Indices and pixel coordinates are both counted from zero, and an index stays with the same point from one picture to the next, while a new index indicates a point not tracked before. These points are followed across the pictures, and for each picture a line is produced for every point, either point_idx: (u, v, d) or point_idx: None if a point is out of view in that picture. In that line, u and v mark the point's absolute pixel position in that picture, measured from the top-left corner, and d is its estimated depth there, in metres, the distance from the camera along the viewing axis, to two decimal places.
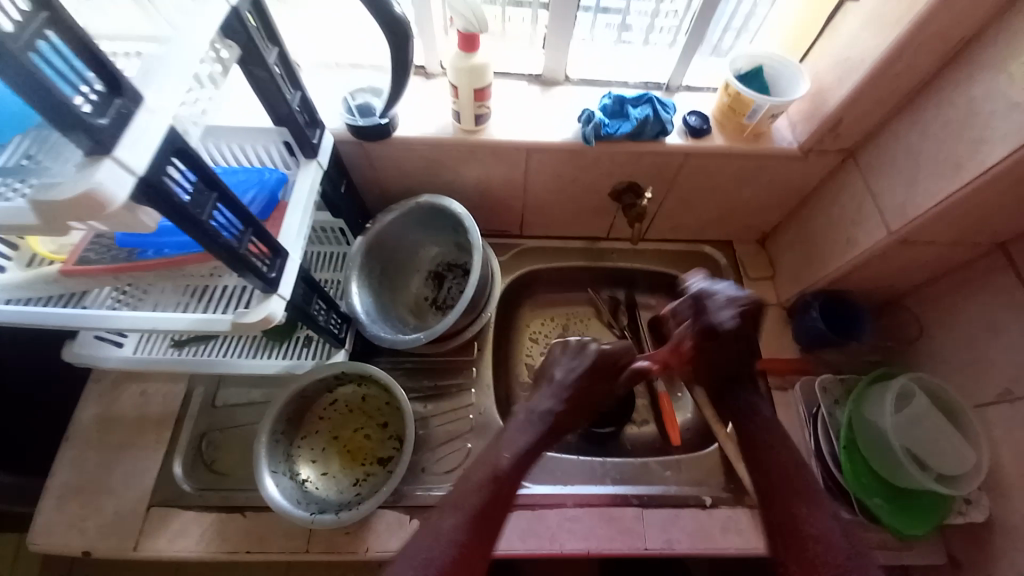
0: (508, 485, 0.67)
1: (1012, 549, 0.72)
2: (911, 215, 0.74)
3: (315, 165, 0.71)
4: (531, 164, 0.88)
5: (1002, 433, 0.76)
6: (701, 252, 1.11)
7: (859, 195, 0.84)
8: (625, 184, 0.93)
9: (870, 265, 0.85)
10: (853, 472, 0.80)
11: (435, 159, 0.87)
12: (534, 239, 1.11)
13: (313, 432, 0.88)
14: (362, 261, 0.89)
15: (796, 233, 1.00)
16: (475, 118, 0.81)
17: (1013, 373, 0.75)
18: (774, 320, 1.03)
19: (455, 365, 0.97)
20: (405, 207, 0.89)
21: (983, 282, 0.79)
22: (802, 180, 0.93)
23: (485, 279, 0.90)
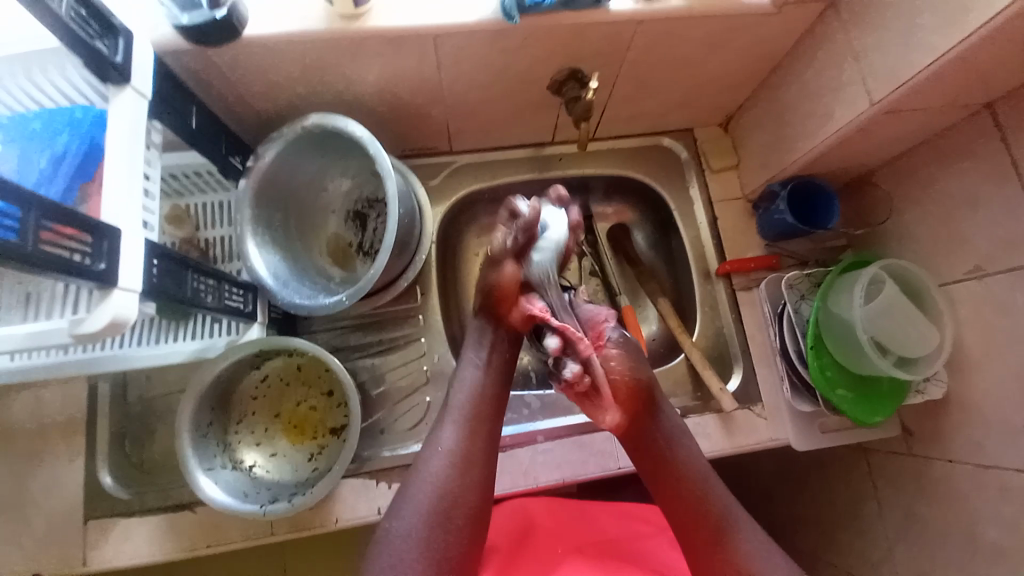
0: (478, 405, 0.65)
1: (966, 415, 0.76)
2: (899, 78, 0.62)
3: (130, 91, 0.53)
4: (444, 58, 0.69)
5: (966, 308, 0.75)
6: (659, 145, 0.99)
7: (838, 56, 0.70)
8: (567, 72, 0.76)
9: (846, 143, 0.75)
10: (820, 368, 0.77)
11: (316, 63, 0.66)
12: (469, 153, 0.94)
13: (250, 413, 0.78)
14: (253, 211, 0.71)
15: (762, 111, 0.87)
16: None
17: (984, 247, 0.71)
18: (740, 213, 0.94)
19: (399, 315, 0.86)
20: (289, 136, 0.69)
21: (965, 148, 0.72)
22: (772, 44, 0.77)
23: (411, 213, 0.75)
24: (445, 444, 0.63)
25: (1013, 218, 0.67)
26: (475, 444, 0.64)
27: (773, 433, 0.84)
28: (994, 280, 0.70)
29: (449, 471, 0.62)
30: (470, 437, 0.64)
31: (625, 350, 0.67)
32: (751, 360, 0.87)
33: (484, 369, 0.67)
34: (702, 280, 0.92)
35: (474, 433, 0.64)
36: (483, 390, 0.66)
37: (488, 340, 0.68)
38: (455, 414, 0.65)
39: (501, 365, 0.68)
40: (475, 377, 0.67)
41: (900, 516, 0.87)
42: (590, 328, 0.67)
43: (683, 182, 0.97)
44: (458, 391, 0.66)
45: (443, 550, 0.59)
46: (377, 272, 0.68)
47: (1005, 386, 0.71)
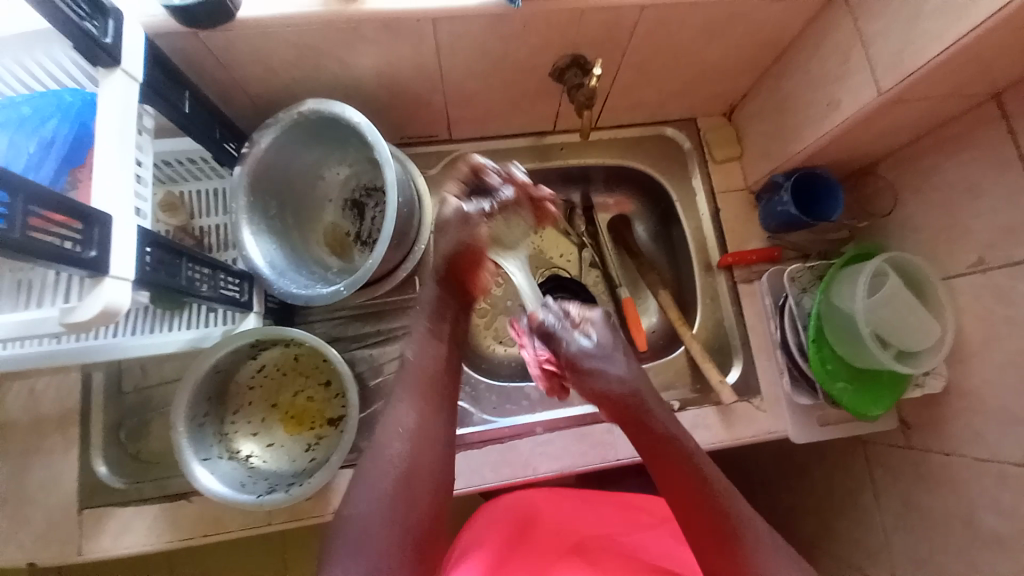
0: (425, 388, 0.67)
1: (965, 409, 0.76)
2: (908, 67, 0.61)
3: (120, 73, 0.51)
4: (442, 43, 0.67)
5: (968, 302, 0.74)
6: (662, 135, 0.97)
7: (845, 45, 0.69)
8: (568, 58, 0.74)
9: (851, 133, 0.74)
10: (820, 361, 0.77)
11: (310, 45, 0.64)
12: (469, 142, 0.93)
13: (247, 403, 0.77)
14: (249, 199, 0.70)
15: (766, 100, 0.86)
16: None
17: (988, 240, 0.71)
18: (742, 205, 0.93)
19: (398, 305, 0.85)
20: (284, 122, 0.68)
21: (972, 139, 0.71)
22: (778, 31, 0.76)
23: (409, 203, 0.73)
24: (401, 418, 0.65)
25: (1020, 211, 0.66)
26: (425, 418, 0.65)
27: (771, 425, 0.84)
28: (998, 274, 0.70)
29: (408, 442, 0.63)
30: (423, 410, 0.66)
31: (602, 341, 0.68)
32: (751, 351, 0.87)
33: (432, 348, 0.69)
34: (702, 272, 0.92)
35: (428, 406, 0.66)
36: (428, 368, 0.69)
37: (428, 322, 0.70)
38: (407, 386, 0.67)
39: (445, 345, 0.70)
40: (420, 355, 0.69)
41: (897, 507, 0.88)
42: (563, 319, 0.70)
43: (685, 174, 0.96)
44: (406, 370, 0.68)
45: (409, 520, 0.60)
46: (375, 264, 0.66)
47: (1007, 380, 0.70)
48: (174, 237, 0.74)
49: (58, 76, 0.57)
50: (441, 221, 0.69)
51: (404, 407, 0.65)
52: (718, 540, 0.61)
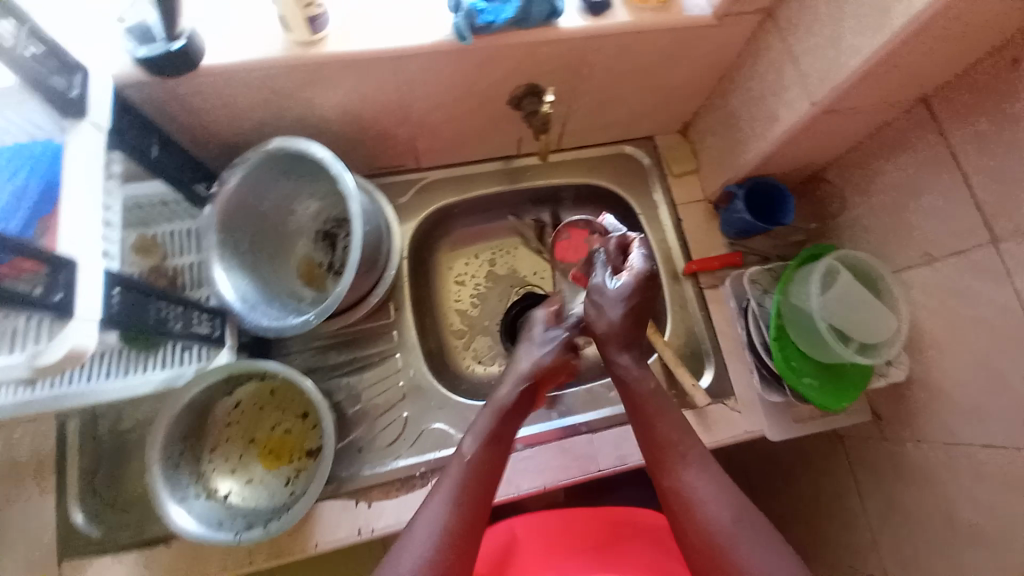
0: (473, 486, 0.64)
1: (930, 397, 0.78)
2: (835, 80, 0.66)
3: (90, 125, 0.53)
4: (403, 80, 0.71)
5: (920, 294, 0.78)
6: (622, 153, 1.02)
7: (779, 63, 0.74)
8: (525, 88, 0.79)
9: (794, 143, 0.78)
10: (784, 359, 0.79)
11: (275, 88, 0.68)
12: (437, 169, 0.96)
13: (225, 440, 0.77)
14: (220, 236, 0.72)
15: (716, 116, 0.91)
16: (308, 25, 0.61)
17: (931, 235, 0.75)
18: (704, 215, 0.97)
19: (373, 331, 0.86)
20: (251, 162, 0.70)
21: (906, 142, 0.76)
22: (719, 53, 0.81)
23: (378, 232, 0.76)
24: (434, 513, 0.61)
25: (955, 205, 0.71)
26: (463, 518, 0.62)
27: (748, 427, 0.85)
28: (944, 265, 0.74)
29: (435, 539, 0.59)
30: (459, 507, 0.62)
31: (622, 291, 0.70)
32: (723, 356, 0.89)
33: (489, 451, 0.68)
34: (670, 281, 0.95)
35: (464, 505, 0.62)
36: (482, 469, 0.66)
37: (493, 425, 0.70)
38: (449, 484, 0.64)
39: (502, 449, 0.69)
40: (477, 455, 0.67)
41: (880, 501, 0.89)
42: (610, 255, 0.74)
43: (647, 188, 1.00)
44: (460, 468, 0.66)
45: None
46: (345, 292, 0.68)
47: (963, 366, 0.73)
48: (147, 278, 0.74)
49: (25, 127, 0.59)
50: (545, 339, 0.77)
51: (439, 502, 0.62)
52: (707, 553, 0.58)
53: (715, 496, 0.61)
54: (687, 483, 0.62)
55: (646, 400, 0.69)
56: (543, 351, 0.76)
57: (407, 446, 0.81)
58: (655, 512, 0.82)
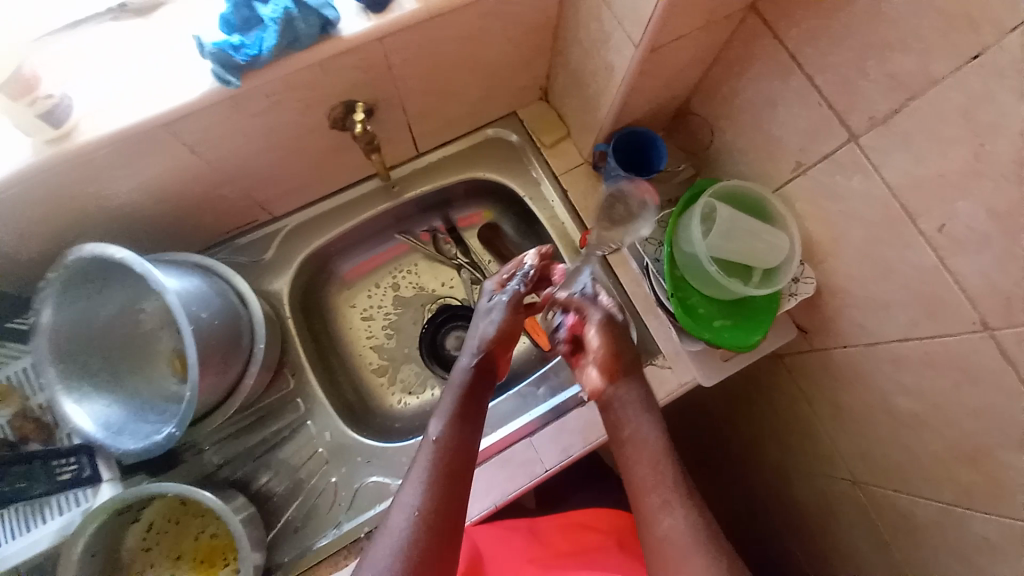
0: (445, 468, 0.59)
1: (840, 303, 0.76)
2: (647, 15, 0.60)
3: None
4: (198, 142, 0.64)
5: (805, 203, 0.75)
6: (489, 138, 0.95)
7: (595, 9, 0.68)
8: (342, 107, 0.71)
9: (640, 86, 0.73)
10: (688, 313, 0.75)
11: (50, 194, 0.60)
12: (299, 212, 0.89)
13: (149, 566, 0.72)
14: (59, 368, 0.64)
15: (565, 76, 0.85)
16: (49, 118, 0.54)
17: (797, 143, 0.71)
18: (588, 178, 0.92)
19: (277, 404, 0.81)
20: (56, 282, 0.62)
21: (749, 53, 0.71)
22: (538, 13, 0.74)
23: (230, 311, 0.69)
24: (411, 504, 0.56)
25: (808, 107, 0.67)
26: (441, 506, 0.56)
27: (681, 380, 0.83)
28: (817, 171, 0.70)
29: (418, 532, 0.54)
30: (438, 494, 0.57)
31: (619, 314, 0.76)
32: (641, 318, 0.86)
33: (459, 431, 0.63)
34: (572, 257, 0.90)
35: (443, 495, 0.57)
36: (455, 453, 0.61)
37: (461, 405, 0.65)
38: (421, 470, 0.59)
39: (472, 428, 0.64)
40: (445, 436, 0.62)
41: (828, 406, 0.89)
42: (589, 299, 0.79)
43: (525, 167, 0.94)
44: (427, 453, 0.60)
45: None
46: (194, 395, 0.61)
47: (859, 266, 0.71)
48: (10, 427, 0.66)
49: None
50: (495, 300, 0.77)
51: (411, 493, 0.56)
52: None
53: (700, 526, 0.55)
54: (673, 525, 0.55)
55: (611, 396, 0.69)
56: (489, 319, 0.75)
57: (343, 510, 0.77)
58: (614, 513, 0.85)
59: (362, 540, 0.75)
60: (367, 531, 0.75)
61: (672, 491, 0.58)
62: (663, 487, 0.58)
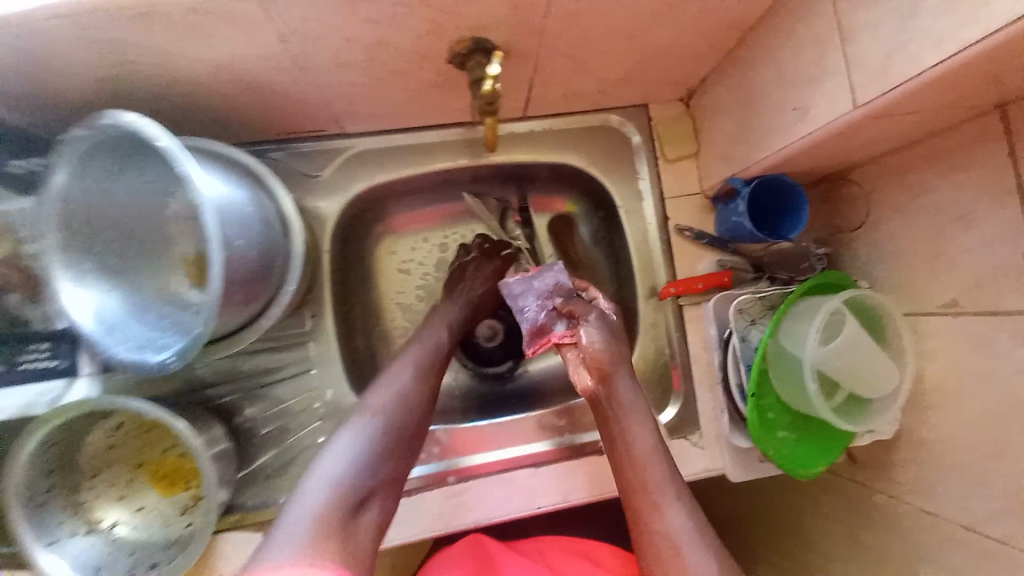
0: (427, 372, 0.66)
1: (913, 457, 0.69)
2: (893, 78, 0.46)
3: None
4: (286, 32, 0.50)
5: (933, 345, 0.65)
6: (607, 124, 0.81)
7: (821, 36, 0.53)
8: (470, 43, 0.57)
9: (820, 146, 0.60)
10: (759, 411, 0.68)
11: (102, 39, 0.47)
12: (370, 136, 0.76)
13: (108, 465, 0.67)
14: (57, 237, 0.54)
15: (728, 92, 0.70)
16: None
17: (965, 281, 0.60)
18: (697, 212, 0.80)
19: (287, 341, 0.73)
20: (76, 139, 0.51)
21: (964, 157, 0.57)
22: (741, 9, 0.58)
23: (269, 239, 0.59)
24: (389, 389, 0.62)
25: (1005, 252, 0.55)
26: (420, 394, 0.63)
27: (707, 464, 0.77)
28: (971, 321, 0.60)
29: (393, 405, 0.60)
30: (414, 380, 0.64)
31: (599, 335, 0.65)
32: (694, 386, 0.78)
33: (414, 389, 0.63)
34: (645, 295, 0.80)
35: (420, 380, 0.64)
36: (432, 362, 0.67)
37: (419, 367, 0.65)
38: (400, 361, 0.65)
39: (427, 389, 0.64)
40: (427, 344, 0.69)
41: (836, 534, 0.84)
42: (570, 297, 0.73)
43: (631, 173, 0.81)
44: (408, 358, 0.66)
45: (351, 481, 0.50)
46: (204, 332, 0.51)
47: (965, 437, 0.62)
48: None
49: None
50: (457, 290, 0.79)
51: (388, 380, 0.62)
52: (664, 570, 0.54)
53: (698, 526, 0.56)
54: (666, 526, 0.56)
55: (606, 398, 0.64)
56: (462, 291, 0.79)
57: None
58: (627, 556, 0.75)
59: None
60: None
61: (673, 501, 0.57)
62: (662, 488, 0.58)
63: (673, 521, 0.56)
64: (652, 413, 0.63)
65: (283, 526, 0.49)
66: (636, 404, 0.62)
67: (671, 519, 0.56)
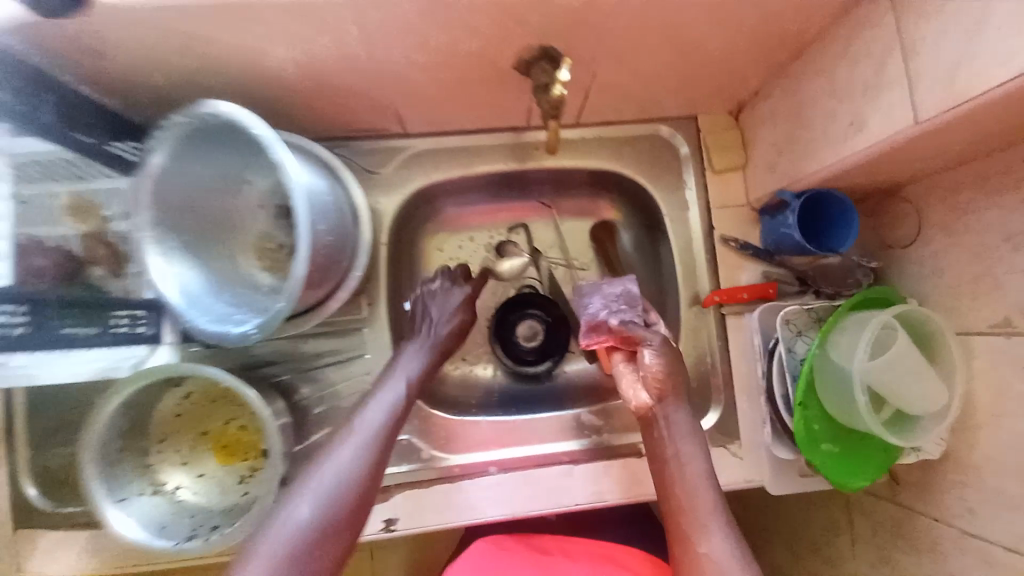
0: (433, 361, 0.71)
1: (960, 479, 0.68)
2: (954, 95, 0.47)
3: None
4: (371, 33, 0.55)
5: (985, 364, 0.64)
6: (656, 134, 0.84)
7: (882, 50, 0.54)
8: (537, 51, 0.61)
9: (874, 160, 0.61)
10: (804, 421, 0.68)
11: (216, 38, 0.53)
12: (429, 137, 0.81)
13: (174, 432, 0.71)
14: (152, 215, 0.60)
15: (779, 105, 0.71)
16: None
17: (1018, 300, 0.59)
18: (742, 223, 0.81)
19: (341, 327, 0.77)
20: (182, 127, 0.56)
21: (1021, 175, 0.57)
22: (800, 23, 0.60)
23: (342, 225, 0.64)
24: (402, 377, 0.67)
25: None
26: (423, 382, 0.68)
27: (747, 475, 0.77)
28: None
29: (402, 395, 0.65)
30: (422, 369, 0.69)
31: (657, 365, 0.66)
32: (733, 393, 0.79)
33: (398, 416, 0.64)
34: (687, 303, 0.82)
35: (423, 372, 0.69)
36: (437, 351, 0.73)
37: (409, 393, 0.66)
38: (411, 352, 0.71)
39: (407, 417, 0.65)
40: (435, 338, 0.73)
41: (873, 560, 0.81)
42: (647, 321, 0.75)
43: (678, 182, 0.83)
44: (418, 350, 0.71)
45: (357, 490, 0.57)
46: (291, 305, 0.57)
47: (1016, 457, 0.61)
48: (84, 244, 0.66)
49: None
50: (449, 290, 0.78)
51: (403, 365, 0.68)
52: None
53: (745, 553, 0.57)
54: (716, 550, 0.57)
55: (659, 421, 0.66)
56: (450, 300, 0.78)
57: None
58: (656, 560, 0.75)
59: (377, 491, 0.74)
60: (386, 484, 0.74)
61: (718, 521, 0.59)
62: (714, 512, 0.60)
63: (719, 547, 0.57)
64: (699, 438, 0.65)
65: (272, 536, 0.52)
66: (690, 432, 0.65)
67: (719, 550, 0.57)
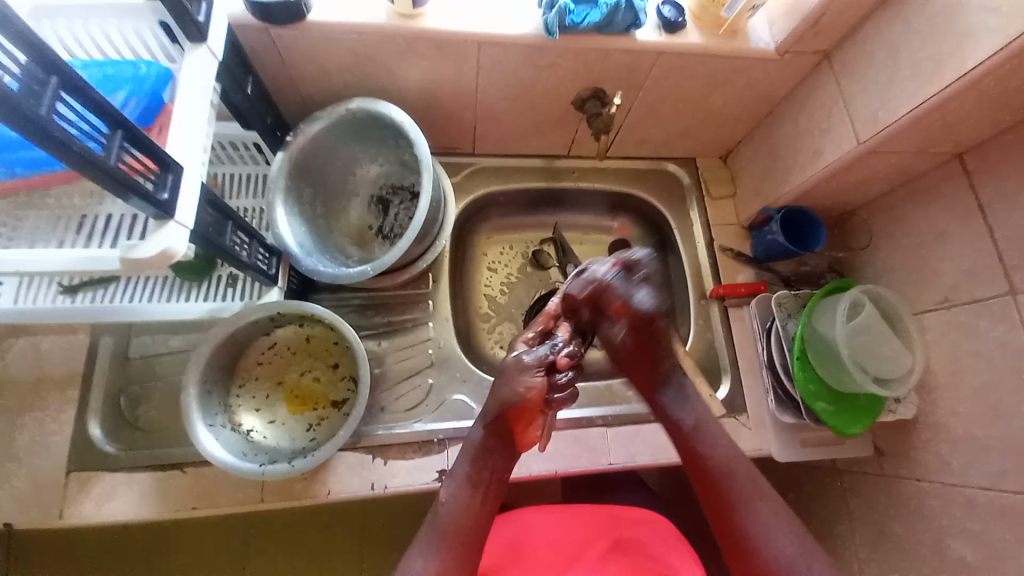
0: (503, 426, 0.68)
1: (933, 437, 0.81)
2: (883, 123, 0.70)
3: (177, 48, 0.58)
4: (482, 65, 0.76)
5: (935, 336, 0.81)
6: (664, 169, 1.06)
7: (830, 102, 0.79)
8: (591, 91, 0.84)
9: (832, 179, 0.83)
10: (803, 381, 0.82)
11: (374, 57, 0.73)
12: (489, 158, 1.01)
13: (254, 379, 0.79)
14: (286, 183, 0.75)
15: (760, 147, 0.96)
16: None
17: (952, 280, 0.78)
18: (736, 237, 1.02)
19: (410, 299, 0.89)
20: (333, 115, 0.75)
21: (936, 191, 0.80)
22: (773, 87, 0.86)
23: (439, 201, 0.81)
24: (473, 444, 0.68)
25: (977, 254, 0.75)
26: (493, 455, 0.68)
27: (755, 444, 0.88)
28: (961, 311, 0.77)
29: (470, 471, 0.67)
30: (491, 435, 0.68)
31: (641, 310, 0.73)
32: (739, 372, 0.93)
33: (467, 498, 0.66)
34: (696, 298, 0.98)
35: (491, 441, 0.68)
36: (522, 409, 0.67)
37: (470, 469, 0.67)
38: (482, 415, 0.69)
39: (481, 495, 0.66)
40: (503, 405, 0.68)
41: (870, 539, 0.89)
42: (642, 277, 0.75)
43: (684, 204, 1.04)
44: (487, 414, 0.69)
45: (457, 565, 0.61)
46: (406, 245, 0.73)
47: (971, 407, 0.76)
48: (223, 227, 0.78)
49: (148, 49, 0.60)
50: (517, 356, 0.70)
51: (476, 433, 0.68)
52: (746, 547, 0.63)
53: (780, 519, 0.63)
54: (749, 520, 0.64)
55: (692, 430, 0.70)
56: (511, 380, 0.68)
57: (426, 410, 0.83)
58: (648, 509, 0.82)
59: (432, 444, 0.80)
60: (440, 438, 0.81)
61: (760, 492, 0.66)
62: (752, 492, 0.65)
63: (758, 517, 0.64)
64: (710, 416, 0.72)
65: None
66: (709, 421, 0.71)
67: (757, 527, 0.63)
